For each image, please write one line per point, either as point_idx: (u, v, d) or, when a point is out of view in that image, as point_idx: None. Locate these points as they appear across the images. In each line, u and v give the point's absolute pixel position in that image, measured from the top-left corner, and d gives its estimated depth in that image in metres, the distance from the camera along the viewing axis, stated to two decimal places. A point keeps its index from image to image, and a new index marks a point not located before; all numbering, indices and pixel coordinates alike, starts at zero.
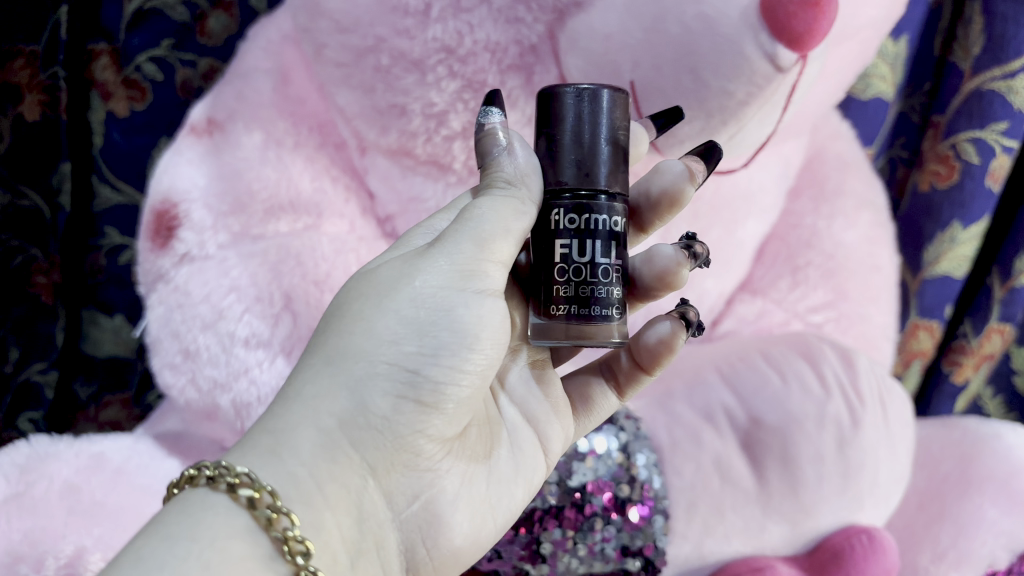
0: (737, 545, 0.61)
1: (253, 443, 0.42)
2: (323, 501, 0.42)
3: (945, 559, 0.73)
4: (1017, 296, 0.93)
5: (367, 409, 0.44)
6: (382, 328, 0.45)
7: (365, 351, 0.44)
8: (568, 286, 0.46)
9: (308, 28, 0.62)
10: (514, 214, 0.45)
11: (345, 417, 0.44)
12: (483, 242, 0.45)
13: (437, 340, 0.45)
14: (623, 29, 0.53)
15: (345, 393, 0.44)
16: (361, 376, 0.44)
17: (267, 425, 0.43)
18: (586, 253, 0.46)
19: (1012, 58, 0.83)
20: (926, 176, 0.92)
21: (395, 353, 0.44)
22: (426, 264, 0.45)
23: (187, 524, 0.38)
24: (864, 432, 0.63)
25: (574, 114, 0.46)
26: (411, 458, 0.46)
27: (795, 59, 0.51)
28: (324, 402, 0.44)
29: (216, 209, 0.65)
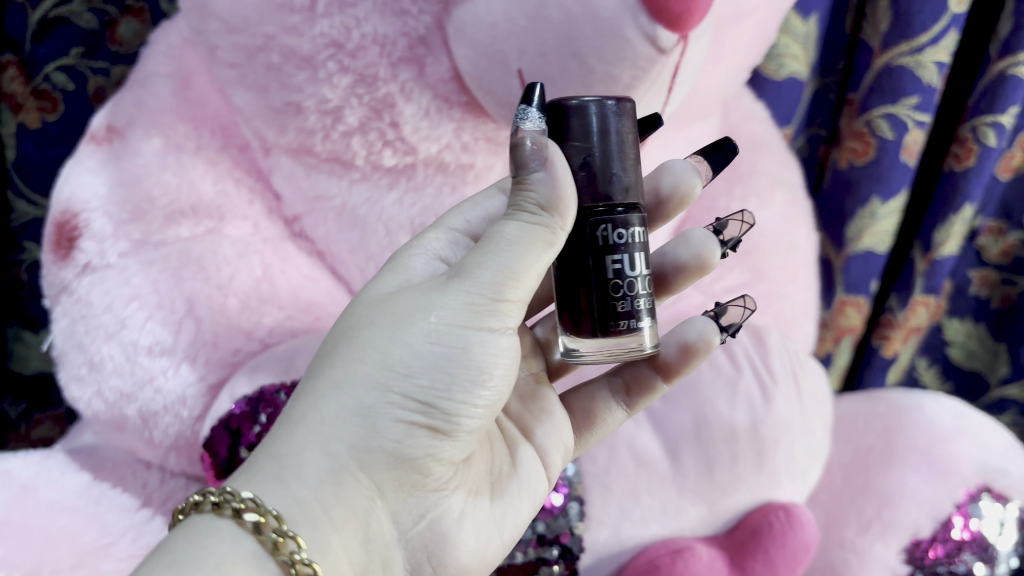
0: (655, 528, 0.61)
1: (258, 467, 0.40)
2: (330, 524, 0.40)
3: (870, 531, 0.74)
4: (939, 267, 0.94)
5: (380, 438, 0.41)
6: (396, 353, 0.42)
7: (379, 380, 0.41)
8: (624, 301, 0.46)
9: (198, 29, 0.61)
10: (542, 246, 0.42)
11: (356, 444, 0.41)
12: (508, 276, 0.42)
13: (451, 371, 0.42)
14: (507, 18, 0.52)
15: (358, 421, 0.41)
16: (373, 404, 0.41)
17: (274, 448, 0.41)
18: (632, 267, 0.46)
19: (918, 34, 0.82)
20: (845, 153, 0.93)
21: (409, 384, 0.42)
22: (443, 297, 0.42)
23: (192, 550, 0.37)
24: (776, 408, 0.64)
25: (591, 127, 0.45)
26: (420, 481, 0.44)
27: (676, 38, 0.51)
28: (334, 429, 0.41)
29: (116, 217, 0.63)
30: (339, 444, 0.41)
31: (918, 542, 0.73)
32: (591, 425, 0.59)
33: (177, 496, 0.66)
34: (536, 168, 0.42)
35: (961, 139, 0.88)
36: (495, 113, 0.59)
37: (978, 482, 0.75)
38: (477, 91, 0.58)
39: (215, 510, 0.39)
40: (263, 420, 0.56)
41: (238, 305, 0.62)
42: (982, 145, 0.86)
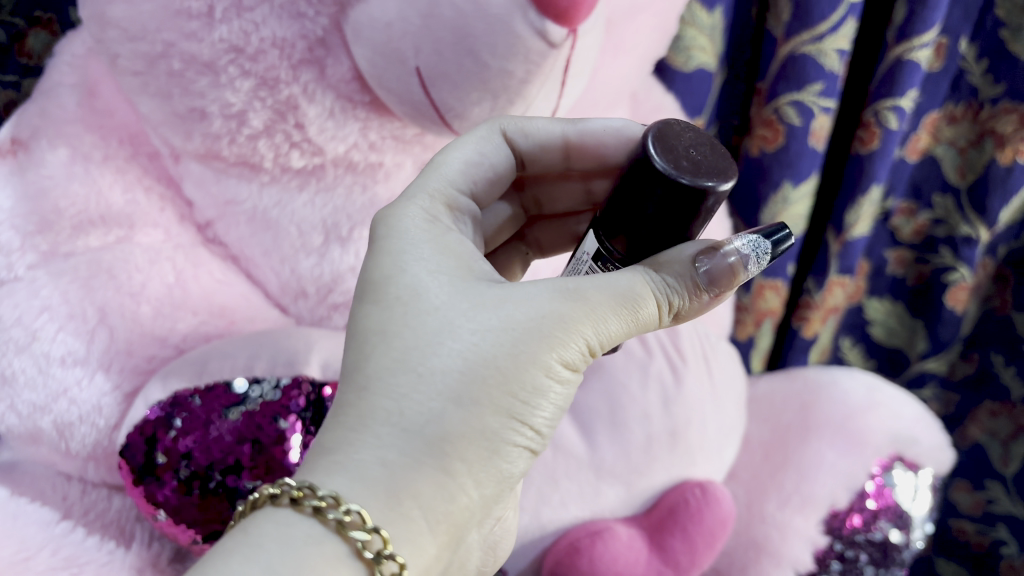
0: (575, 512, 0.62)
1: (370, 478, 0.39)
2: (433, 539, 0.41)
3: (789, 505, 0.76)
4: (851, 248, 0.97)
5: (492, 465, 0.42)
6: (525, 382, 0.42)
7: (503, 409, 0.42)
8: None
9: (98, 38, 0.60)
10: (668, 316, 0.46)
11: (471, 470, 0.42)
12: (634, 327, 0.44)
13: (555, 401, 0.44)
14: (402, 17, 0.53)
15: (482, 446, 0.42)
16: (494, 432, 0.42)
17: (390, 456, 0.40)
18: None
19: (818, 23, 0.84)
20: (756, 141, 0.95)
21: (524, 416, 0.43)
22: (573, 332, 0.43)
23: (293, 563, 0.37)
24: (686, 389, 0.67)
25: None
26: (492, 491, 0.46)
27: (565, 33, 0.52)
28: (461, 451, 0.41)
29: (22, 228, 0.62)
30: (462, 467, 0.41)
31: (835, 513, 0.75)
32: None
33: (100, 507, 0.66)
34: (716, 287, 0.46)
35: (865, 123, 0.91)
36: (399, 111, 0.60)
37: (890, 452, 0.78)
38: (378, 90, 0.59)
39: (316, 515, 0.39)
40: (178, 425, 0.57)
41: (151, 312, 0.62)
42: (885, 129, 0.89)
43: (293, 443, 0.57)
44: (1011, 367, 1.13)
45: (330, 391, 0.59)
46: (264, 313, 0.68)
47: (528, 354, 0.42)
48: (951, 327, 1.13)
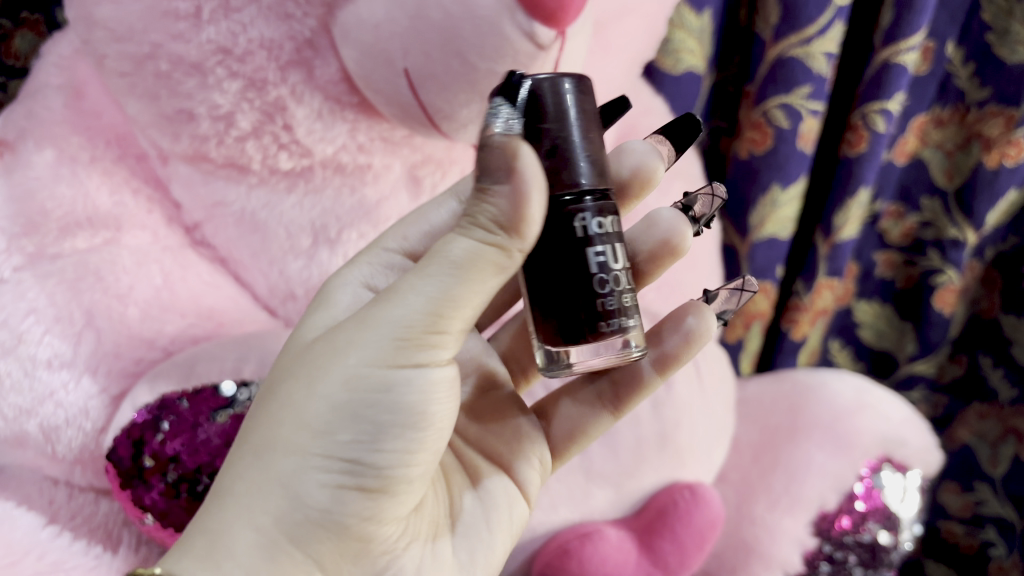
0: (565, 514, 0.62)
1: (189, 547, 0.41)
2: None
3: (778, 506, 0.76)
4: (840, 250, 0.98)
5: (307, 506, 0.42)
6: (320, 415, 0.43)
7: (301, 443, 0.43)
8: (612, 299, 0.45)
9: (86, 39, 0.60)
10: (496, 270, 0.41)
11: (282, 515, 0.42)
12: (442, 309, 0.42)
13: (376, 423, 0.43)
14: (390, 19, 0.53)
15: (285, 493, 0.42)
16: (297, 469, 0.42)
17: (208, 522, 0.42)
18: (614, 258, 0.45)
19: (806, 25, 0.85)
20: (744, 144, 0.96)
21: (330, 444, 0.43)
22: (359, 341, 0.43)
23: None
24: (676, 390, 0.67)
25: (576, 124, 0.44)
26: (361, 544, 0.45)
27: (554, 35, 0.52)
28: (261, 499, 0.42)
29: (7, 230, 0.62)
30: (270, 515, 0.42)
31: (824, 514, 0.76)
32: (580, 433, 0.60)
33: (86, 511, 0.66)
34: (501, 179, 0.39)
35: (853, 126, 0.91)
36: (387, 112, 0.60)
37: (878, 453, 0.78)
38: (366, 92, 0.59)
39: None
40: (166, 428, 0.56)
41: (138, 315, 0.62)
42: (872, 131, 0.89)
43: None
44: (999, 368, 1.14)
45: None
46: (252, 316, 0.68)
47: (321, 386, 0.43)
48: (940, 329, 1.14)
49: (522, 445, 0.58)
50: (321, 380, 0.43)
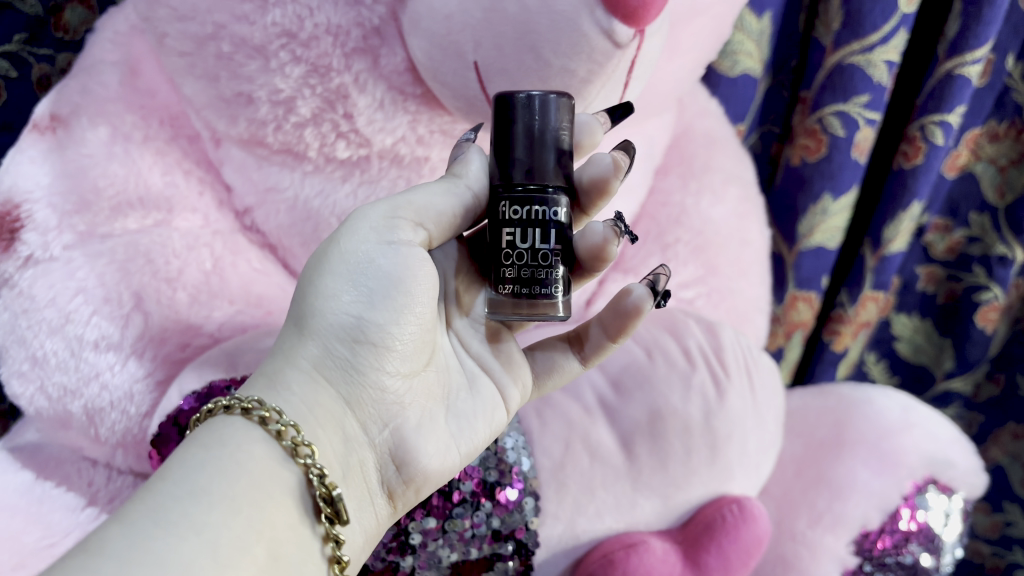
0: (610, 522, 0.61)
1: (251, 382, 0.47)
2: (316, 423, 0.46)
3: (821, 523, 0.75)
4: (888, 263, 0.96)
5: (331, 355, 0.47)
6: (325, 281, 0.47)
7: (316, 304, 0.47)
8: (514, 269, 0.47)
9: (147, 16, 0.60)
10: (444, 192, 0.49)
11: (316, 359, 0.47)
12: (399, 204, 0.47)
13: (370, 285, 0.47)
14: (462, 10, 0.52)
15: (314, 340, 0.47)
16: (316, 322, 0.47)
17: (259, 374, 0.47)
18: (526, 241, 0.47)
19: (869, 33, 0.83)
20: (797, 150, 0.94)
21: (339, 302, 0.47)
22: (354, 221, 0.47)
23: (216, 432, 0.43)
24: (729, 402, 0.64)
25: (525, 130, 0.46)
26: (376, 394, 0.48)
27: (632, 33, 0.50)
28: (295, 346, 0.47)
29: (60, 208, 0.62)
30: (304, 362, 0.47)
31: (867, 533, 0.74)
32: (546, 374, 0.60)
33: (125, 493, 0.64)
34: (464, 157, 0.51)
35: (910, 137, 0.89)
36: (450, 105, 0.58)
37: (924, 474, 0.76)
38: (431, 83, 0.57)
39: (244, 415, 0.44)
40: None
41: (187, 299, 0.61)
42: (930, 143, 0.87)
43: None
44: None
45: None
46: None
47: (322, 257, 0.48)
48: (980, 348, 1.11)
49: (514, 370, 0.57)
50: (323, 261, 0.47)
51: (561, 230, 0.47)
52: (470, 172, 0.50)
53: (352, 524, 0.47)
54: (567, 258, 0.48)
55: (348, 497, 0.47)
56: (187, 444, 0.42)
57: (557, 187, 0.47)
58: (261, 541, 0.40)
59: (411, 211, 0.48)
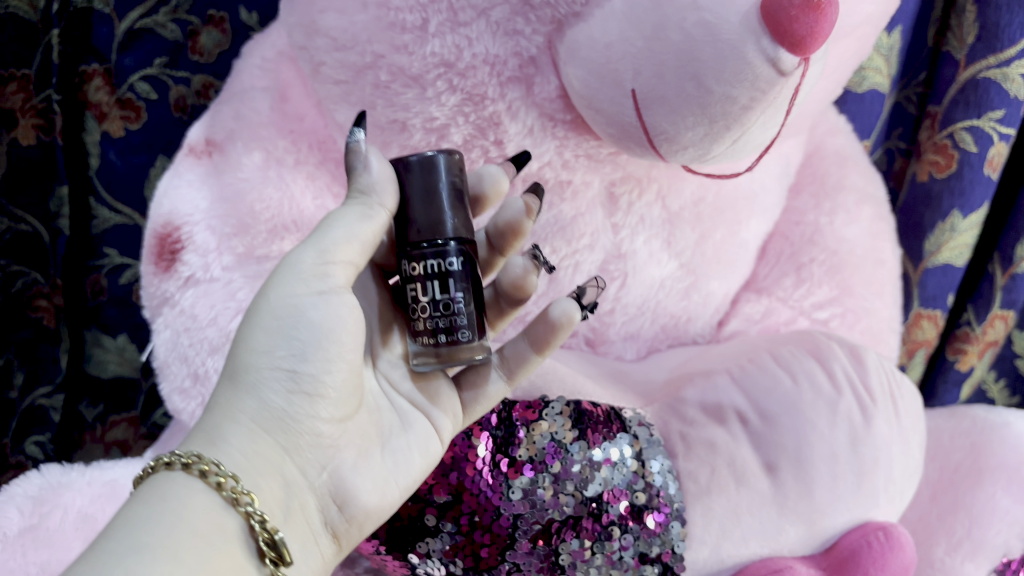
0: (754, 548, 0.61)
1: (190, 439, 0.45)
2: (256, 471, 0.45)
3: (960, 550, 0.74)
4: (1019, 283, 0.93)
5: (269, 406, 0.46)
6: (256, 336, 0.47)
7: (251, 358, 0.46)
8: (431, 320, 0.49)
9: (304, 45, 0.62)
10: (363, 226, 0.48)
11: (255, 412, 0.46)
12: (325, 252, 0.47)
13: (302, 340, 0.47)
14: (624, 38, 0.53)
15: (249, 393, 0.46)
16: (253, 375, 0.46)
17: (197, 428, 0.46)
18: (428, 293, 0.48)
19: (1006, 46, 0.82)
20: (924, 166, 0.92)
21: (272, 355, 0.46)
22: (282, 275, 0.47)
23: (160, 485, 0.42)
24: (876, 429, 0.63)
25: (422, 187, 0.48)
26: (313, 439, 0.48)
27: (797, 61, 0.50)
28: (230, 401, 0.46)
29: (219, 231, 0.65)
30: (242, 414, 0.46)
31: (1008, 562, 0.73)
32: (472, 400, 0.58)
33: None
34: (362, 171, 0.48)
35: None
36: (602, 130, 0.59)
37: None
38: (585, 110, 0.58)
39: (184, 470, 0.43)
40: None
41: None
42: None
43: (484, 459, 0.58)
44: None
45: (519, 410, 0.61)
46: None
47: (255, 313, 0.47)
48: None
49: (445, 405, 0.56)
50: (254, 315, 0.47)
51: (467, 277, 0.49)
52: (377, 184, 0.48)
53: (297, 564, 0.47)
54: (476, 302, 0.50)
55: (292, 539, 0.46)
56: (131, 503, 0.41)
57: (458, 239, 0.49)
58: None
59: (337, 255, 0.48)
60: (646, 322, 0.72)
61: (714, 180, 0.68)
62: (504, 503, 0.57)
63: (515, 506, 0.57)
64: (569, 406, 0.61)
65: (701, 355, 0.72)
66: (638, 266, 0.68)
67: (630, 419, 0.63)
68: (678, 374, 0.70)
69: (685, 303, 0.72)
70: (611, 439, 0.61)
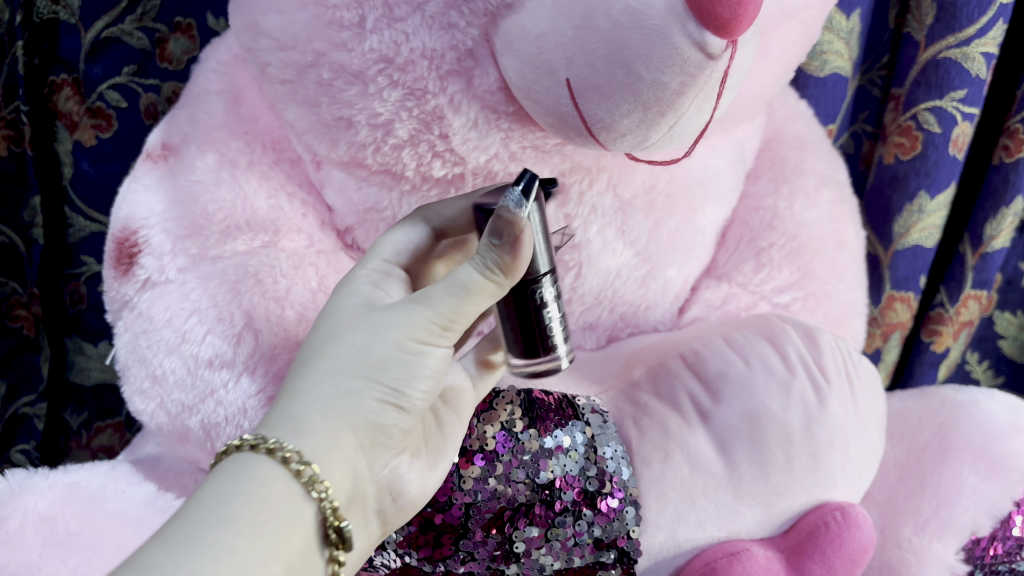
0: (710, 531, 0.61)
1: (277, 423, 0.46)
2: (337, 464, 0.46)
3: (927, 529, 0.73)
4: (990, 262, 0.93)
5: (362, 409, 0.47)
6: (367, 353, 0.48)
7: (359, 368, 0.48)
8: (557, 332, 0.55)
9: (250, 47, 0.63)
10: (488, 297, 0.50)
11: (349, 413, 0.47)
12: (455, 312, 0.49)
13: (408, 367, 0.49)
14: (554, 28, 0.53)
15: (347, 394, 0.47)
16: (356, 384, 0.48)
17: (281, 413, 0.47)
18: (557, 312, 0.54)
19: (965, 26, 0.82)
20: (890, 149, 0.92)
21: (380, 372, 0.48)
22: (407, 314, 0.49)
23: (243, 462, 0.44)
24: (830, 411, 0.63)
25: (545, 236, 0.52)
26: (385, 440, 0.50)
27: (725, 44, 0.50)
28: (330, 402, 0.47)
29: (173, 233, 0.65)
30: (332, 412, 0.47)
31: (978, 540, 0.72)
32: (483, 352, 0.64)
33: None
34: (508, 241, 0.48)
35: (1011, 131, 0.87)
36: (543, 121, 0.59)
37: None
38: (525, 101, 0.58)
39: (268, 455, 0.44)
40: None
41: (295, 316, 0.63)
42: None
43: None
44: None
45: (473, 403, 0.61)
46: None
47: (375, 337, 0.49)
48: None
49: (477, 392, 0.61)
50: (368, 333, 0.49)
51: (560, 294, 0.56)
52: (522, 260, 0.49)
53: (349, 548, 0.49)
54: (562, 316, 0.55)
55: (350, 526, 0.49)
56: (215, 477, 0.43)
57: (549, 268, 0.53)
58: (279, 561, 0.42)
59: (457, 317, 0.50)
60: (604, 311, 0.73)
61: (665, 167, 0.69)
62: (456, 492, 0.59)
63: (466, 494, 0.59)
64: (518, 396, 0.62)
65: (661, 338, 0.72)
66: (593, 256, 0.69)
67: (583, 407, 0.64)
68: (629, 360, 0.70)
69: (643, 290, 0.73)
70: (562, 426, 0.62)
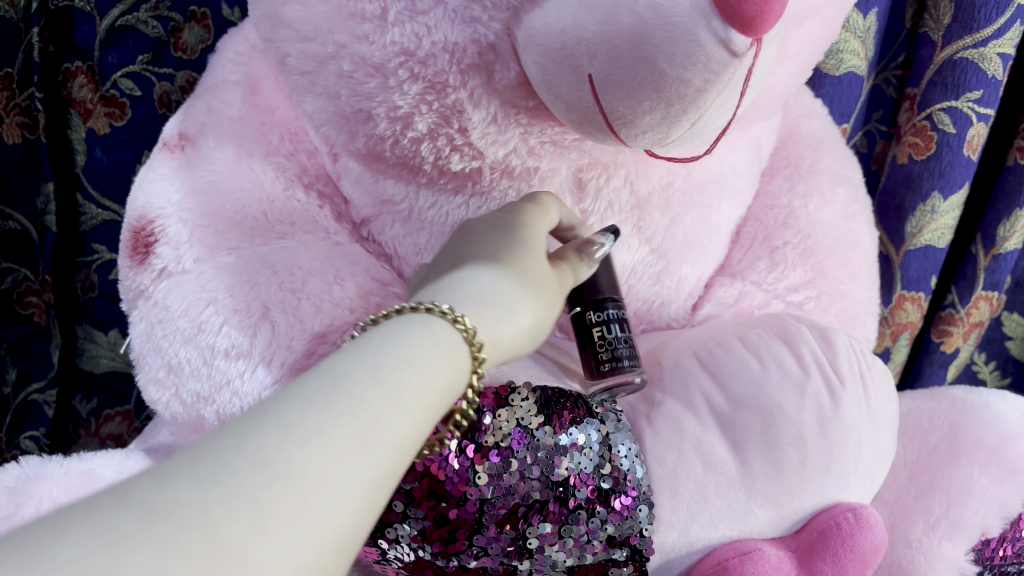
0: (723, 530, 0.61)
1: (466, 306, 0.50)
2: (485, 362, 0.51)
3: (938, 530, 0.74)
4: (1002, 263, 0.93)
5: (522, 329, 0.54)
6: (533, 294, 0.56)
7: (530, 299, 0.55)
8: (604, 349, 0.63)
9: (269, 37, 0.63)
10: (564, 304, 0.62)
11: (516, 329, 0.54)
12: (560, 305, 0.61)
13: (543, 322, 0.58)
14: (577, 23, 0.52)
15: (522, 315, 0.54)
16: (528, 311, 0.55)
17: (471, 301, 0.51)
18: (606, 333, 0.63)
19: (983, 26, 0.82)
20: (904, 149, 0.92)
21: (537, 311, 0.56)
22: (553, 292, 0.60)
23: (442, 323, 0.47)
24: (844, 411, 0.64)
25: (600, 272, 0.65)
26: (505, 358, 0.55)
27: (750, 41, 0.50)
28: (512, 313, 0.53)
29: (192, 223, 0.65)
30: (510, 321, 0.53)
31: (988, 541, 0.73)
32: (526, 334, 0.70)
33: None
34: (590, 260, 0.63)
35: None
36: (563, 116, 0.59)
37: None
38: (546, 96, 0.58)
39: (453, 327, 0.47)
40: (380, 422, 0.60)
41: (311, 309, 0.62)
42: None
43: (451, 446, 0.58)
44: None
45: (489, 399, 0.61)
46: None
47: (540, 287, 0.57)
48: None
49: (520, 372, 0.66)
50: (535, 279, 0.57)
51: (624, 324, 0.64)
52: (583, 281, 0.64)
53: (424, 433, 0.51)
54: (622, 337, 0.63)
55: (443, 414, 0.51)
56: (398, 328, 0.45)
57: (614, 297, 0.64)
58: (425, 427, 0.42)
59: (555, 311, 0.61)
60: None
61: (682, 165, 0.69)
62: (472, 489, 0.59)
63: (482, 490, 0.59)
64: (534, 393, 0.62)
65: (674, 336, 0.72)
66: (609, 252, 0.69)
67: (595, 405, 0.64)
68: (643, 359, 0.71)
69: (657, 287, 0.73)
70: (578, 424, 0.62)
